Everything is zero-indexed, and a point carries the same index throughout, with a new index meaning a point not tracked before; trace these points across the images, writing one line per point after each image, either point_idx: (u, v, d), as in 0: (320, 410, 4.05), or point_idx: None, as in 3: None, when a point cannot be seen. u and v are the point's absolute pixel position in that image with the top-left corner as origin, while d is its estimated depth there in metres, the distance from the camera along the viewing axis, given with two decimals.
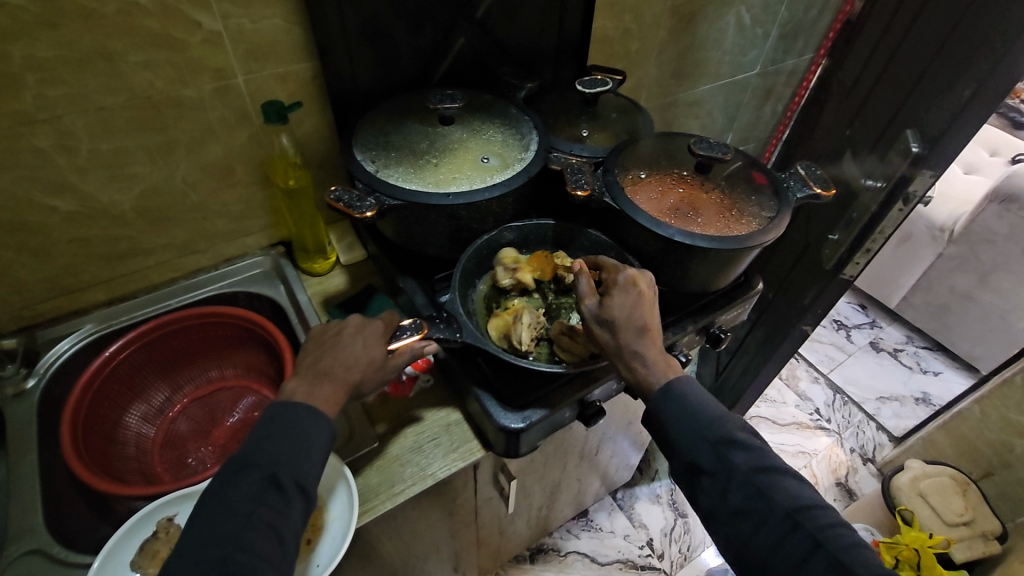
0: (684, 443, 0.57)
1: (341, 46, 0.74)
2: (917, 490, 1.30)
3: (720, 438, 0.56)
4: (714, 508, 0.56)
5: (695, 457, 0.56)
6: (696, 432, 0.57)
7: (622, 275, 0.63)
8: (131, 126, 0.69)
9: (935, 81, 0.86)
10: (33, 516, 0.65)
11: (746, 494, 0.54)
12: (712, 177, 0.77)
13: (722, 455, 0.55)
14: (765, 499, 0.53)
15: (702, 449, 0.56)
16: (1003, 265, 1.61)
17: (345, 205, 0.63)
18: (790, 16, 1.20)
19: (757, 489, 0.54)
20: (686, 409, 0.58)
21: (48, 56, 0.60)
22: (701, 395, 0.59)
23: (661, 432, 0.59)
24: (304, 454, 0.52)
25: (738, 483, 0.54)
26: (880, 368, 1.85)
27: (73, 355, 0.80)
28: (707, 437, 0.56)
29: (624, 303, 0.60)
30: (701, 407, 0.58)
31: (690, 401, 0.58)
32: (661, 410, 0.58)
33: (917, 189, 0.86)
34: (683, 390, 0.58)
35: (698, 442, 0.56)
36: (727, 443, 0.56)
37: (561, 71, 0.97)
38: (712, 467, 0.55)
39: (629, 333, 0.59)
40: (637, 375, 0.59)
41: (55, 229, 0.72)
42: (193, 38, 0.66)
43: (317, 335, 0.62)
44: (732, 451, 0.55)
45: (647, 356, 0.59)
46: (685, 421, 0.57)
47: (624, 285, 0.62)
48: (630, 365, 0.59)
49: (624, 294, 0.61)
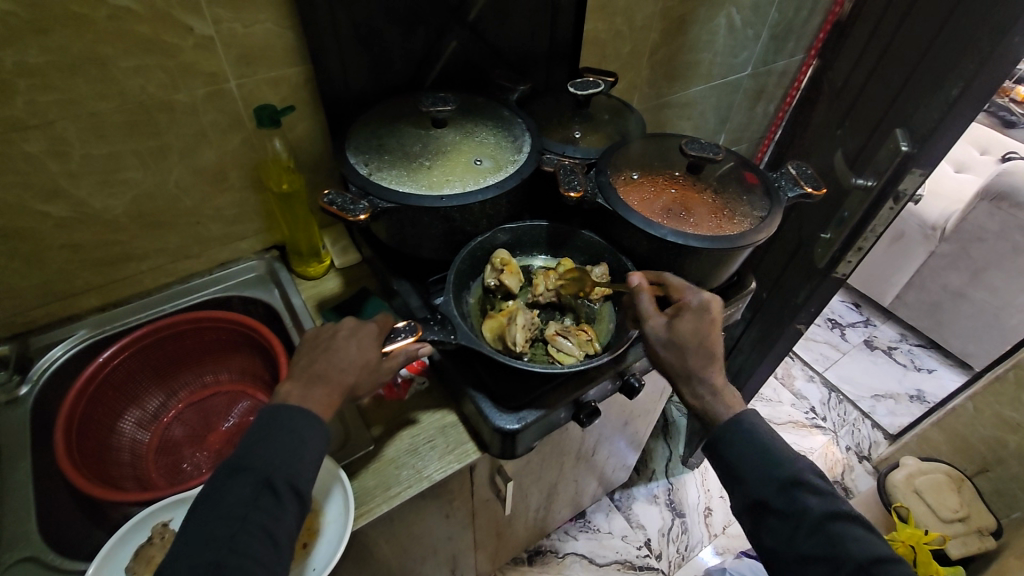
0: (753, 481, 0.57)
1: (334, 50, 0.74)
2: (912, 486, 1.32)
3: (790, 480, 0.56)
4: (782, 551, 0.55)
5: (765, 496, 0.56)
6: (767, 470, 0.57)
7: (696, 297, 0.64)
8: (124, 132, 0.69)
9: (924, 80, 0.87)
10: (28, 524, 0.65)
11: (818, 540, 0.53)
12: (704, 177, 0.78)
13: (794, 498, 0.55)
14: (838, 548, 0.52)
15: (771, 488, 0.56)
16: (994, 262, 1.62)
17: (338, 208, 0.63)
18: (780, 16, 1.21)
19: (830, 537, 0.53)
20: (755, 445, 0.58)
21: (39, 62, 0.60)
22: (769, 432, 0.59)
23: (726, 466, 0.59)
24: (297, 457, 0.52)
25: (810, 528, 0.54)
26: (875, 366, 1.86)
27: (66, 361, 0.80)
28: (776, 476, 0.56)
29: (695, 330, 0.62)
30: (769, 444, 0.58)
31: (759, 439, 0.58)
32: (729, 444, 0.59)
33: (906, 188, 0.87)
34: (751, 427, 0.59)
35: (767, 482, 0.56)
36: (800, 485, 0.55)
37: (553, 73, 0.97)
38: (783, 509, 0.55)
39: (697, 359, 0.62)
40: (702, 402, 0.62)
41: (48, 235, 0.72)
42: (185, 43, 0.66)
43: (311, 338, 0.62)
44: (806, 494, 0.55)
45: (713, 384, 0.62)
46: (754, 459, 0.58)
47: (697, 309, 0.63)
48: (695, 391, 0.62)
49: (695, 320, 0.63)
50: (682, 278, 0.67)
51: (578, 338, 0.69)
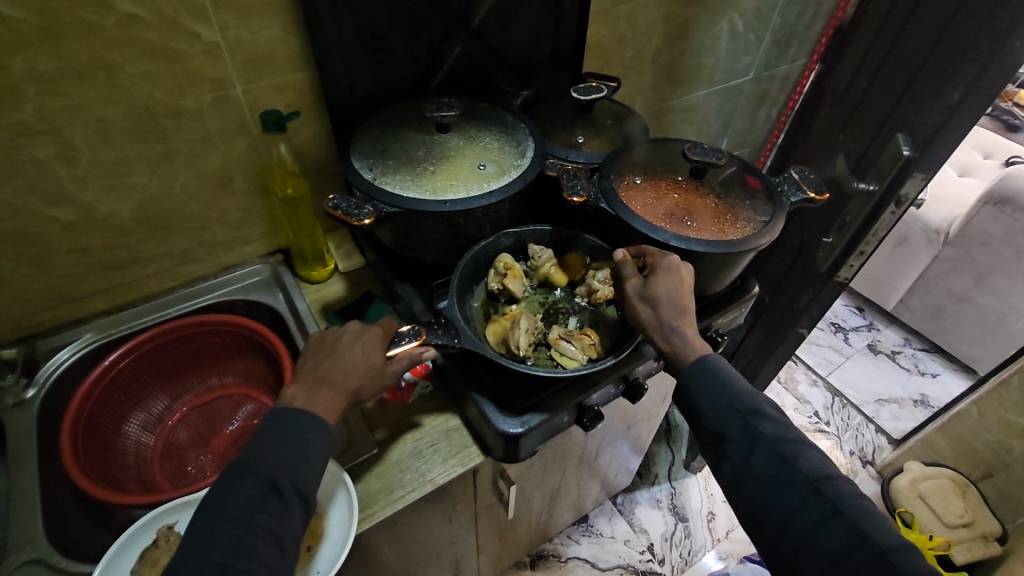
0: (711, 411, 0.57)
1: (339, 56, 0.75)
2: (917, 491, 1.34)
3: (746, 407, 0.56)
4: (736, 476, 0.55)
5: (722, 425, 0.56)
6: (724, 399, 0.57)
7: (667, 256, 0.66)
8: (131, 137, 0.70)
9: (925, 85, 0.88)
10: (34, 525, 0.65)
11: (770, 461, 0.53)
12: (707, 182, 0.78)
13: (750, 425, 0.55)
14: (789, 466, 0.53)
15: (729, 417, 0.56)
16: (998, 267, 1.62)
17: (342, 213, 0.64)
18: (782, 22, 1.21)
19: (783, 458, 0.53)
20: (715, 378, 0.58)
21: (49, 68, 0.61)
22: (732, 370, 0.59)
23: (688, 402, 0.59)
24: (303, 461, 0.52)
25: (764, 451, 0.54)
26: (879, 371, 1.86)
27: (72, 364, 0.80)
28: (734, 404, 0.57)
29: (666, 282, 0.64)
30: (728, 377, 0.58)
31: (720, 374, 0.59)
32: (690, 379, 0.59)
33: (908, 192, 0.88)
34: (714, 365, 0.59)
35: (724, 410, 0.57)
36: (754, 411, 0.56)
37: (556, 79, 0.98)
38: (738, 433, 0.55)
39: (669, 310, 0.63)
40: (674, 348, 0.61)
41: (56, 239, 0.73)
42: (191, 50, 0.67)
43: (316, 341, 0.62)
44: (760, 420, 0.55)
45: (684, 332, 0.61)
46: (712, 390, 0.58)
47: (667, 264, 0.65)
48: (667, 338, 0.62)
49: (667, 274, 0.64)
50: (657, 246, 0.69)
51: (581, 343, 0.69)
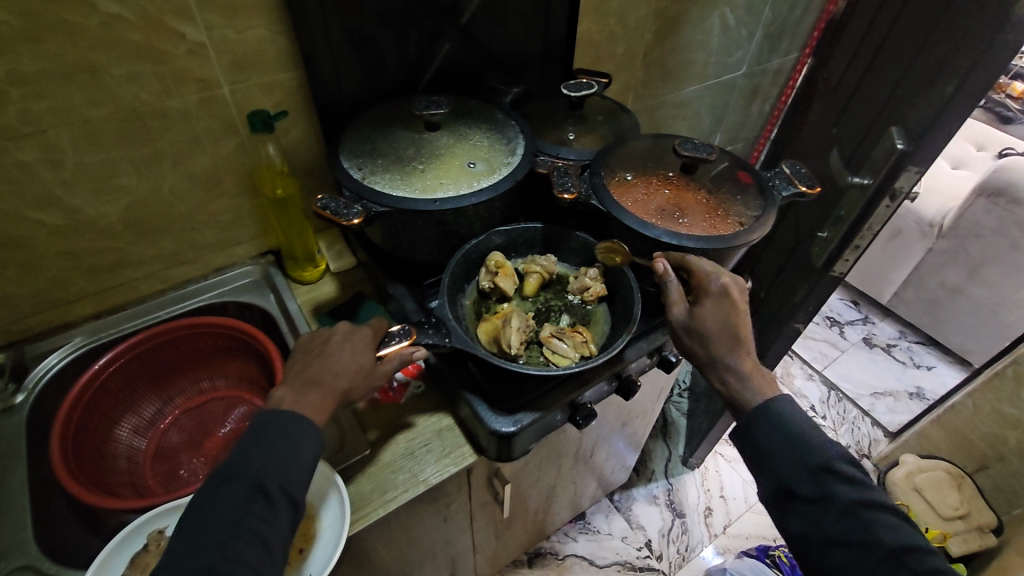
0: (784, 467, 0.56)
1: (327, 54, 0.74)
2: (912, 484, 1.36)
3: (821, 466, 0.55)
4: (810, 535, 0.55)
5: (795, 483, 0.55)
6: (796, 455, 0.56)
7: (716, 282, 0.64)
8: (118, 139, 0.69)
9: (918, 78, 0.88)
10: (25, 532, 0.65)
11: (849, 526, 0.53)
12: (697, 178, 0.77)
13: (826, 485, 0.54)
14: (868, 535, 0.52)
15: (802, 476, 0.55)
16: (992, 259, 1.62)
17: (332, 213, 0.63)
18: (774, 16, 1.21)
19: (861, 523, 0.53)
20: (785, 430, 0.57)
21: (32, 70, 0.60)
22: (800, 416, 0.58)
23: (755, 451, 0.59)
24: (291, 463, 0.52)
25: (840, 515, 0.53)
26: (874, 364, 1.86)
27: (61, 369, 0.80)
28: (808, 463, 0.55)
29: (716, 314, 0.62)
30: (799, 428, 0.57)
31: (790, 424, 0.58)
32: (759, 429, 0.58)
33: (903, 185, 0.85)
34: (782, 411, 0.58)
35: (798, 467, 0.56)
36: (830, 472, 0.55)
37: (547, 75, 0.97)
38: (813, 495, 0.55)
39: (721, 344, 0.62)
40: (729, 387, 0.61)
41: (43, 243, 0.72)
42: (177, 50, 0.66)
43: (306, 342, 0.62)
44: (837, 482, 0.54)
45: (740, 369, 0.61)
46: (783, 443, 0.57)
47: (717, 293, 0.63)
48: (722, 377, 0.62)
49: (717, 305, 0.63)
50: (711, 262, 0.67)
51: (573, 340, 0.69)
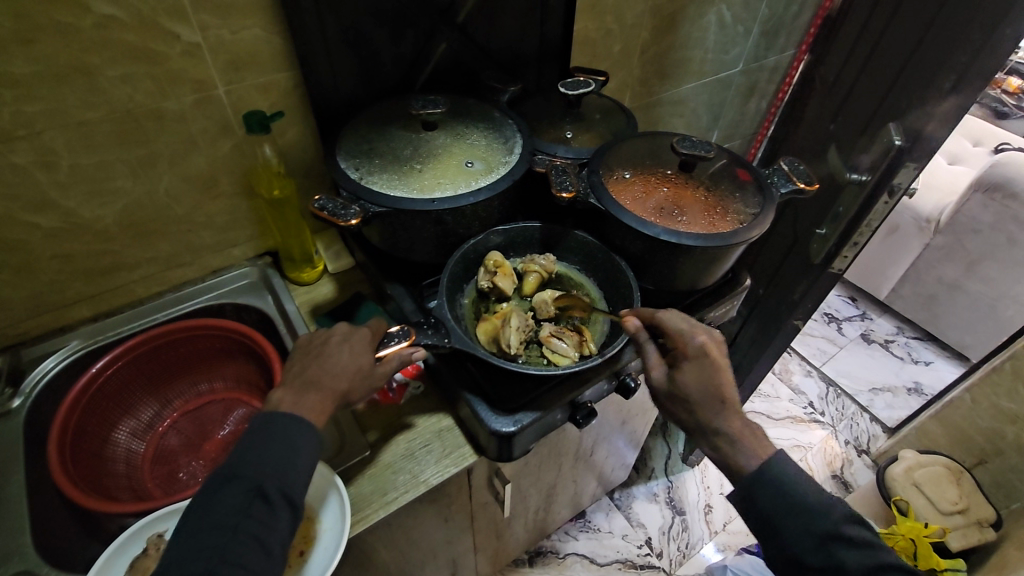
0: (788, 535, 0.57)
1: (322, 54, 0.74)
2: (912, 479, 1.32)
3: (825, 533, 0.55)
4: None
5: (801, 552, 0.56)
6: (799, 521, 0.56)
7: (694, 342, 0.62)
8: (113, 141, 0.69)
9: (915, 74, 0.88)
10: (23, 537, 0.64)
11: None
12: (696, 175, 0.77)
13: (832, 553, 0.54)
14: None
15: (808, 544, 0.56)
16: (989, 253, 1.63)
17: (329, 214, 0.63)
18: (770, 13, 1.21)
19: None
20: (783, 494, 0.57)
21: (25, 72, 0.59)
22: (796, 474, 0.58)
23: (758, 517, 0.59)
24: (290, 465, 0.52)
25: None
26: (872, 360, 1.86)
27: (58, 372, 0.79)
28: (811, 531, 0.56)
29: (696, 377, 0.61)
30: (798, 490, 0.57)
31: (788, 487, 0.57)
32: (758, 493, 0.58)
33: (901, 181, 0.86)
34: (778, 473, 0.58)
35: (803, 536, 0.56)
36: (834, 538, 0.55)
37: (544, 73, 0.97)
38: (821, 564, 0.55)
39: (706, 409, 0.61)
40: (721, 451, 0.61)
41: (38, 246, 0.72)
42: (171, 50, 0.66)
43: (304, 344, 0.61)
44: (842, 548, 0.54)
45: (732, 435, 0.60)
46: (785, 510, 0.57)
47: (696, 354, 0.62)
48: (714, 441, 0.61)
49: (696, 367, 0.62)
50: (688, 319, 0.65)
51: (573, 340, 0.68)
